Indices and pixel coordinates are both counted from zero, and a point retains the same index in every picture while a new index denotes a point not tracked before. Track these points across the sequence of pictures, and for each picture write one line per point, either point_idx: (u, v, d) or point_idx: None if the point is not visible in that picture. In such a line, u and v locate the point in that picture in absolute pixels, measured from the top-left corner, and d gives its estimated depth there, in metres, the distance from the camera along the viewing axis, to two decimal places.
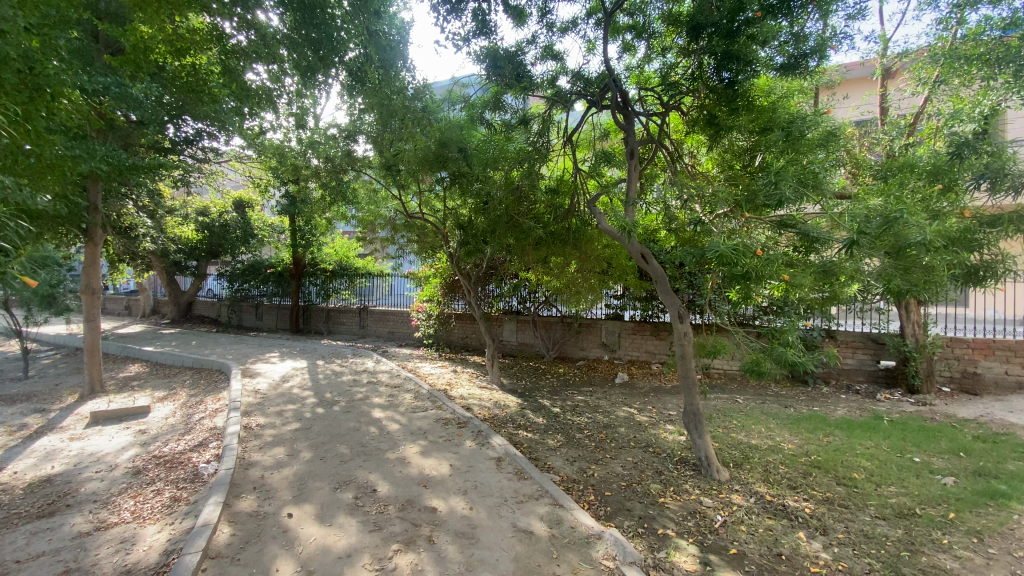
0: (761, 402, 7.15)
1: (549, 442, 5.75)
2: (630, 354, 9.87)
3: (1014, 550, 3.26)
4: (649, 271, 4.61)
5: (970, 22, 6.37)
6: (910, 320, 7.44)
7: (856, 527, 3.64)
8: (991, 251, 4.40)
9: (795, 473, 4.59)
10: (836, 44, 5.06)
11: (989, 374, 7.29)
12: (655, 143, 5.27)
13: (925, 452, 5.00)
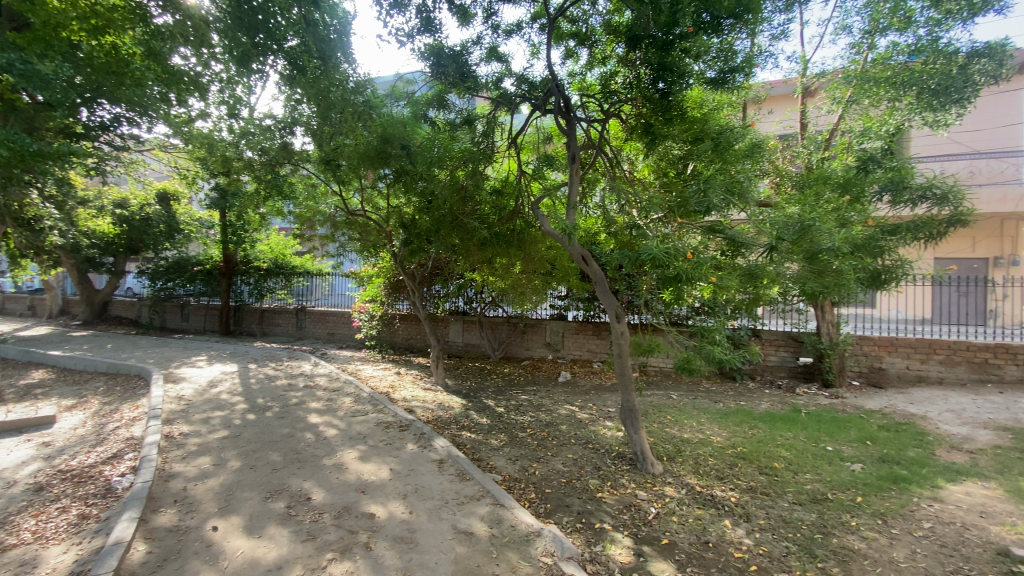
0: (693, 397, 7.52)
1: (492, 442, 5.76)
2: (572, 353, 10.09)
3: (913, 530, 3.57)
4: (589, 272, 4.71)
5: (880, 48, 7.07)
6: (825, 320, 8.04)
7: (776, 513, 3.90)
8: (892, 257, 4.86)
9: (722, 464, 4.86)
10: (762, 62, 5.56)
11: (892, 369, 8.04)
12: (596, 149, 5.42)
13: (836, 441, 5.44)
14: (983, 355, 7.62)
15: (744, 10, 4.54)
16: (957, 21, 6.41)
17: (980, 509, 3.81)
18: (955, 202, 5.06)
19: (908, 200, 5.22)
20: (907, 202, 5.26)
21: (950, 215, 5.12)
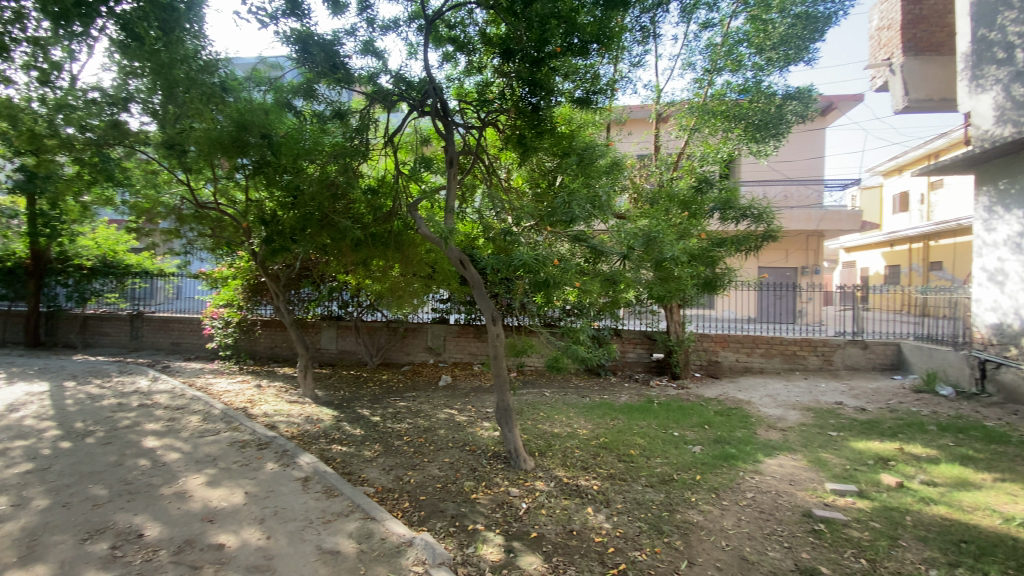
0: (564, 394, 7.98)
1: (364, 454, 5.52)
2: (452, 357, 10.10)
3: (738, 499, 4.16)
4: (466, 276, 4.75)
5: (718, 85, 8.17)
6: (673, 320, 9.04)
7: (631, 496, 4.30)
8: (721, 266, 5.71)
9: (587, 455, 5.23)
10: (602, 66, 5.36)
11: (725, 361, 9.36)
12: (474, 155, 5.49)
13: (681, 427, 6.16)
14: (793, 348, 9.20)
15: (607, 37, 4.99)
16: (776, 68, 7.75)
17: (789, 477, 4.56)
18: (767, 221, 6.18)
19: (732, 217, 6.20)
20: (733, 219, 6.22)
21: (764, 231, 6.21)
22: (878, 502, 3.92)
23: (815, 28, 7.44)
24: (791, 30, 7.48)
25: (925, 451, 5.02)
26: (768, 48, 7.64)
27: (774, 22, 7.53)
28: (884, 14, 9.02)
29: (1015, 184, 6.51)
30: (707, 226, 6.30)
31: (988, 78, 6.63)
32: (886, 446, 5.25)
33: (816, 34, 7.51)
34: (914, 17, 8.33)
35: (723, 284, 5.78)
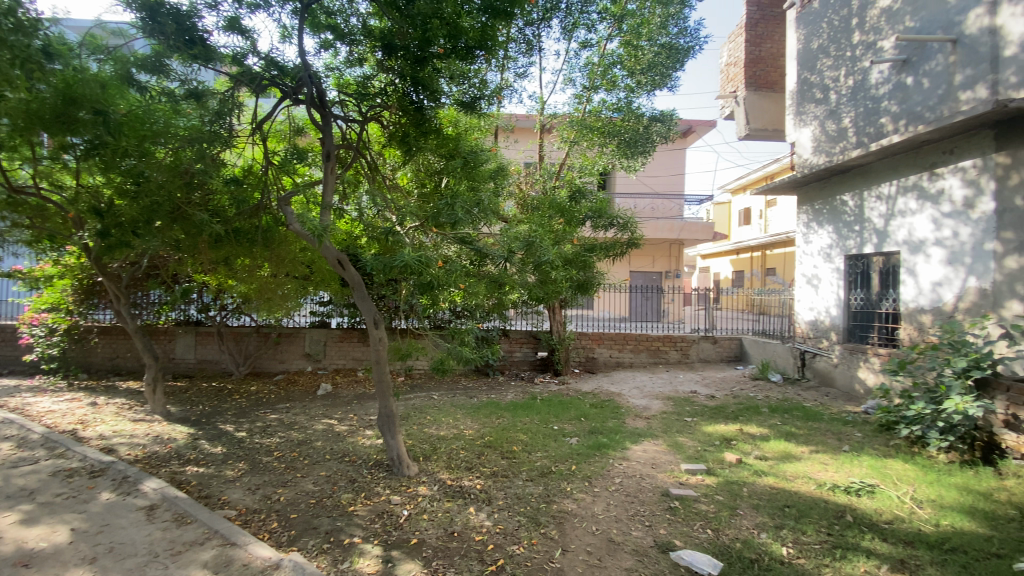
0: (451, 395, 7.97)
1: (227, 474, 4.98)
2: (332, 363, 9.53)
3: (608, 485, 4.47)
4: (346, 277, 4.51)
5: (595, 101, 8.74)
6: (556, 320, 9.48)
7: (512, 492, 4.41)
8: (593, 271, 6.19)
9: (471, 455, 5.27)
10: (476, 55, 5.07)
11: (601, 357, 10.08)
12: (354, 151, 5.22)
13: (561, 421, 6.49)
14: (657, 343, 10.19)
15: (491, 45, 5.10)
16: (644, 92, 8.55)
17: (652, 461, 5.03)
18: (632, 229, 6.74)
19: (603, 225, 6.70)
20: (603, 227, 6.76)
21: (629, 238, 6.79)
22: (722, 477, 4.48)
23: (676, 59, 8.35)
24: (656, 58, 8.29)
25: (759, 430, 5.85)
26: (638, 72, 8.39)
27: (643, 49, 8.29)
28: (731, 52, 10.39)
29: (825, 203, 7.81)
30: (581, 232, 6.74)
31: (809, 114, 7.93)
32: (730, 428, 6.03)
33: (677, 64, 8.36)
34: (754, 57, 9.72)
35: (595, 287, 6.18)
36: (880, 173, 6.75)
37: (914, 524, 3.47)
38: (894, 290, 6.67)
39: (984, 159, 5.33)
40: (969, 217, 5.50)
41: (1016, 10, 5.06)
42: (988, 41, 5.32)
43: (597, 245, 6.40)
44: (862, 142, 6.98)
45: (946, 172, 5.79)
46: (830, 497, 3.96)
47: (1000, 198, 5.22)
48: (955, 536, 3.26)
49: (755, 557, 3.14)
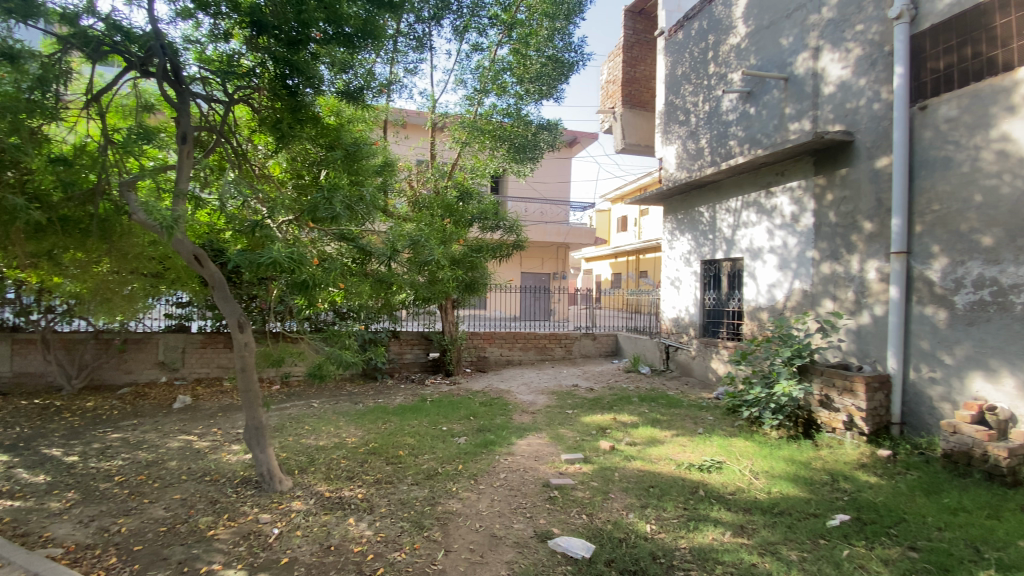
0: (334, 402, 7.53)
1: (50, 506, 4.18)
2: (190, 373, 8.47)
3: (493, 481, 4.53)
4: (204, 275, 4.04)
5: (486, 105, 8.85)
6: (449, 320, 9.35)
7: (395, 497, 4.27)
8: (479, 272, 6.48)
9: (353, 464, 5.02)
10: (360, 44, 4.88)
11: (492, 356, 10.22)
12: (218, 135, 4.66)
13: (450, 421, 6.46)
14: (544, 341, 10.61)
15: (375, 35, 4.94)
16: (532, 100, 8.86)
17: (535, 454, 5.21)
18: (517, 232, 7.32)
19: (490, 226, 7.34)
20: (491, 227, 7.36)
21: (514, 240, 7.31)
22: (597, 464, 4.79)
23: (562, 71, 8.71)
24: (543, 69, 8.61)
25: (631, 419, 6.36)
26: (527, 80, 8.66)
27: (531, 59, 8.58)
28: (610, 71, 11.17)
29: (687, 214, 8.73)
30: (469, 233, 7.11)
31: (674, 134, 8.89)
32: (606, 418, 6.47)
33: (562, 77, 8.80)
34: (629, 77, 10.58)
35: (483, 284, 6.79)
36: (730, 189, 7.70)
37: (752, 493, 3.99)
38: (739, 290, 7.66)
39: (806, 181, 6.30)
40: (795, 229, 6.47)
41: (833, 56, 5.94)
42: (811, 80, 6.27)
43: (483, 245, 6.63)
44: (715, 161, 7.95)
45: (780, 190, 6.75)
46: (687, 475, 4.43)
47: (818, 214, 6.12)
48: (783, 501, 3.82)
49: (623, 536, 3.39)
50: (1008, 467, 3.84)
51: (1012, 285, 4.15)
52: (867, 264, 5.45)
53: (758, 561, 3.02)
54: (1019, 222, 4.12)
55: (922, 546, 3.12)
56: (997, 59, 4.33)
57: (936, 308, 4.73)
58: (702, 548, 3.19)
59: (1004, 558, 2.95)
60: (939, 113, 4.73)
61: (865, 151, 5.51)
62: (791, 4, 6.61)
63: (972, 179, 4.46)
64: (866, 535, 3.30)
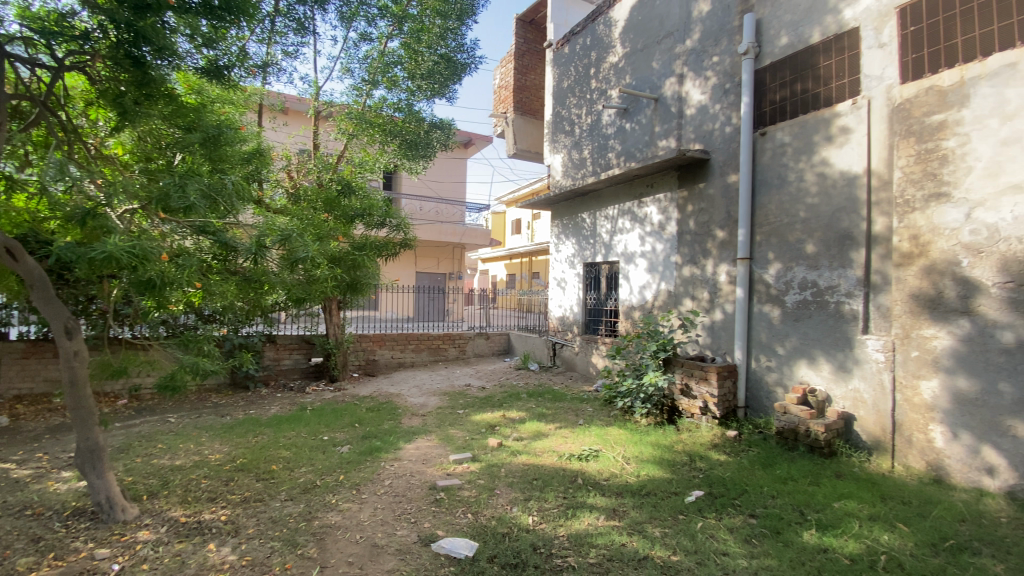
0: (196, 416, 6.71)
1: None
2: (6, 391, 6.99)
3: (376, 489, 4.36)
4: (18, 271, 3.36)
5: (375, 97, 8.51)
6: (332, 322, 8.81)
7: (265, 516, 3.91)
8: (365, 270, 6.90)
9: (217, 483, 4.52)
10: (227, 18, 4.41)
11: (381, 359, 9.85)
12: (40, 106, 3.87)
13: (332, 430, 6.10)
14: (436, 342, 10.49)
15: (243, 10, 4.43)
16: (424, 97, 8.71)
17: (423, 457, 5.12)
18: (405, 231, 7.59)
19: (376, 223, 7.39)
20: (374, 225, 7.35)
21: (403, 239, 7.61)
22: (484, 462, 4.84)
23: (453, 72, 8.68)
24: (435, 67, 8.51)
25: (519, 415, 6.53)
26: (418, 76, 8.51)
27: (423, 54, 8.43)
28: (502, 76, 11.39)
29: (571, 219, 9.21)
30: (354, 230, 7.16)
31: (560, 143, 9.37)
32: (494, 415, 6.57)
33: (454, 77, 8.77)
34: (520, 84, 10.88)
35: (367, 285, 7.00)
36: (608, 197, 8.26)
37: (624, 478, 4.32)
38: (616, 291, 8.25)
39: (671, 192, 6.97)
40: (662, 236, 7.12)
41: (694, 82, 6.64)
42: (675, 102, 6.96)
43: (367, 243, 7.00)
44: (595, 170, 8.48)
45: (650, 201, 7.39)
46: (567, 465, 4.66)
47: (680, 222, 6.80)
48: (649, 483, 4.18)
49: (506, 530, 3.46)
50: (822, 439, 4.59)
51: (826, 287, 4.95)
52: (719, 268, 6.18)
53: (627, 541, 3.27)
54: (832, 235, 4.92)
55: (760, 513, 3.60)
56: (819, 96, 5.13)
57: (771, 306, 5.51)
58: (578, 533, 3.38)
59: (821, 518, 3.49)
60: (776, 139, 5.50)
61: (719, 168, 6.23)
62: (661, 31, 7.26)
63: (798, 197, 5.25)
64: (717, 507, 3.72)
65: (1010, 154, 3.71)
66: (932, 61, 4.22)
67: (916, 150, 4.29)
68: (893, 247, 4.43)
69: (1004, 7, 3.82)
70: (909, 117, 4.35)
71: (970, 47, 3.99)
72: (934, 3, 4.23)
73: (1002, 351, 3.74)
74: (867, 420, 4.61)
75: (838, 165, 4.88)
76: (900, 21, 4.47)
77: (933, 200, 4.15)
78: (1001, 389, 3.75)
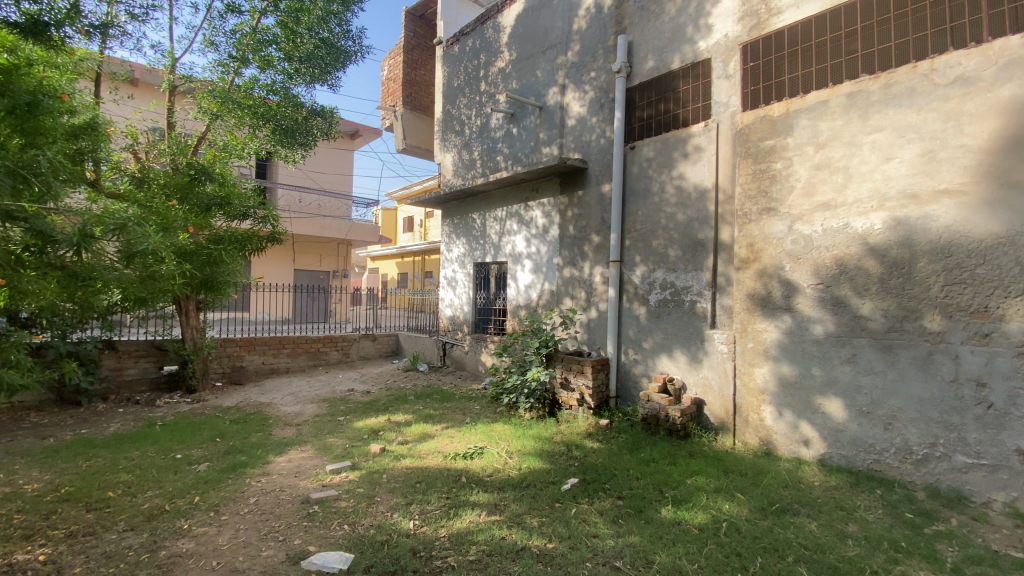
0: (5, 440, 5.55)
1: None
2: None
3: (239, 509, 3.96)
4: None
5: (244, 76, 7.71)
6: (190, 325, 7.77)
7: (98, 552, 3.34)
8: (218, 269, 6.71)
9: (32, 518, 3.77)
10: None
11: (251, 365, 8.98)
12: None
13: (187, 447, 5.43)
14: (316, 345, 9.84)
15: None
16: (302, 81, 8.15)
17: (295, 470, 4.77)
18: (272, 223, 7.28)
19: (236, 214, 6.98)
20: (235, 216, 6.97)
21: (270, 232, 7.33)
22: (364, 470, 4.65)
23: (336, 58, 8.21)
24: (316, 51, 7.97)
25: (404, 418, 6.38)
26: (296, 59, 7.89)
27: (302, 36, 7.83)
28: (390, 69, 11.04)
29: (461, 219, 9.24)
30: (210, 222, 6.74)
31: (449, 141, 9.38)
32: (379, 420, 6.34)
33: (337, 63, 8.30)
34: (409, 79, 10.63)
35: (221, 281, 6.88)
36: (496, 198, 8.42)
37: (506, 472, 4.43)
38: (504, 291, 8.43)
39: (553, 197, 7.31)
40: (545, 238, 7.43)
41: (574, 94, 7.03)
42: (557, 111, 7.31)
43: (226, 237, 6.70)
44: (484, 172, 8.60)
45: (535, 204, 7.67)
46: (451, 465, 4.65)
47: (561, 226, 7.16)
48: (529, 475, 4.34)
49: (385, 538, 3.35)
50: (679, 423, 5.12)
51: (683, 287, 5.53)
52: (595, 270, 6.61)
53: (506, 534, 3.35)
54: (688, 241, 5.51)
55: (626, 495, 3.92)
56: (679, 117, 5.72)
57: (639, 305, 6.04)
58: (459, 533, 3.38)
59: (676, 494, 3.90)
60: (643, 153, 6.03)
61: (596, 176, 6.66)
62: (545, 42, 7.56)
63: (661, 207, 5.80)
64: (589, 492, 3.98)
65: (821, 177, 4.47)
66: (766, 94, 4.92)
67: (753, 170, 4.97)
68: (735, 253, 5.09)
69: (818, 53, 4.58)
70: (748, 140, 5.03)
71: (793, 85, 4.73)
72: (768, 44, 4.94)
73: (815, 341, 4.49)
74: (715, 404, 5.25)
75: (693, 179, 5.48)
76: (742, 57, 5.15)
77: (765, 214, 4.85)
78: (813, 372, 4.49)
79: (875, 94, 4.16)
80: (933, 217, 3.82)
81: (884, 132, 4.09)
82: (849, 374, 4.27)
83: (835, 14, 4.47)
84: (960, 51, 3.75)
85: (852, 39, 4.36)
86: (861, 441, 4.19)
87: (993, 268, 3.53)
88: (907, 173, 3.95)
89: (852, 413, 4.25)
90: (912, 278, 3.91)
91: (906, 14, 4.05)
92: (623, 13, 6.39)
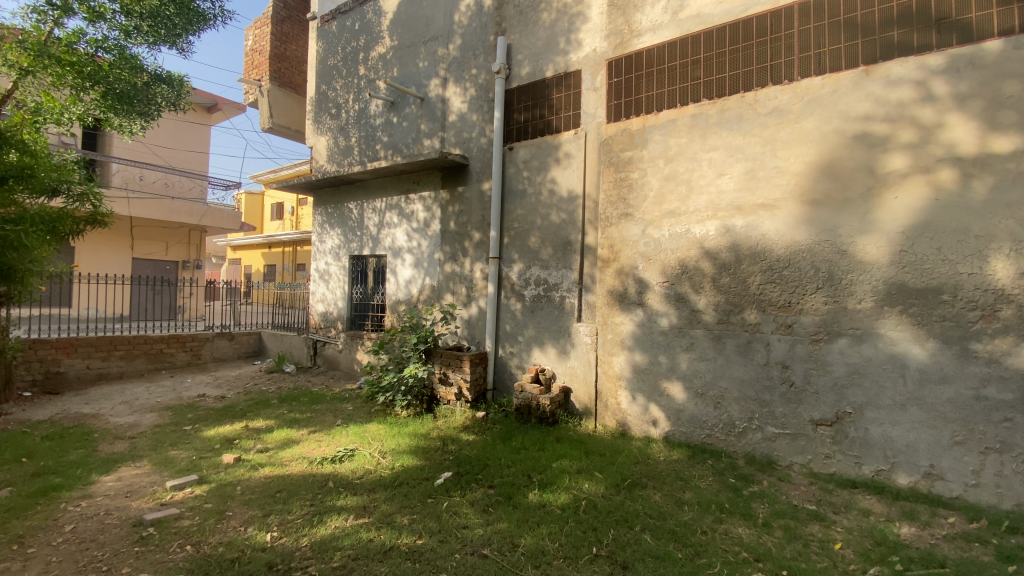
0: None
1: None
2: None
3: (52, 539, 3.34)
4: None
5: (67, 29, 6.41)
6: None
7: None
8: (20, 257, 5.48)
9: None
10: None
11: (71, 371, 7.59)
12: None
13: None
14: (159, 345, 8.63)
15: None
16: (144, 41, 7.03)
17: (125, 489, 4.14)
18: (94, 203, 6.21)
19: (42, 193, 5.82)
20: (41, 192, 5.77)
21: (90, 213, 6.26)
22: (213, 483, 4.21)
23: (189, 20, 7.16)
24: (161, 8, 6.92)
25: (265, 423, 5.88)
26: (136, 15, 6.79)
27: None
28: (255, 39, 10.01)
29: (336, 209, 8.74)
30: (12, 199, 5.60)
31: (324, 124, 8.83)
32: (234, 427, 5.77)
33: (190, 27, 7.24)
34: (277, 53, 9.74)
35: (24, 270, 5.63)
36: (374, 189, 8.10)
37: (378, 472, 4.32)
38: (382, 285, 8.17)
39: (434, 191, 7.25)
40: (426, 232, 7.34)
41: (455, 89, 7.03)
42: (438, 105, 7.24)
43: (31, 217, 5.60)
44: (362, 161, 8.22)
45: (415, 197, 7.53)
46: (319, 470, 4.41)
47: (441, 221, 7.13)
48: (402, 473, 4.27)
49: (236, 555, 3.06)
50: (549, 411, 5.43)
51: (554, 284, 5.86)
52: (474, 266, 6.71)
53: (374, 535, 3.27)
54: (559, 241, 5.84)
55: (497, 483, 4.06)
56: (552, 122, 6.01)
57: (514, 301, 6.25)
58: (322, 540, 3.22)
59: (542, 478, 4.13)
60: (520, 153, 6.24)
61: (476, 174, 6.74)
62: (426, 33, 7.43)
63: (536, 207, 6.06)
64: (461, 485, 4.03)
65: (669, 188, 5.01)
66: (628, 109, 5.38)
67: (615, 177, 5.42)
68: (599, 254, 5.51)
69: (670, 76, 5.11)
70: (611, 150, 5.47)
71: (649, 102, 5.23)
72: (630, 63, 5.40)
73: (662, 332, 5.04)
74: (579, 391, 5.65)
75: (564, 182, 5.81)
76: (608, 72, 5.56)
77: (624, 218, 5.32)
78: (661, 359, 5.04)
79: (713, 117, 4.77)
80: (753, 226, 4.50)
81: (719, 150, 4.70)
82: (689, 361, 4.87)
83: (684, 43, 5.03)
84: (776, 87, 4.45)
85: (696, 67, 4.94)
86: (697, 418, 4.81)
87: (795, 271, 4.28)
88: (735, 188, 4.60)
89: (690, 395, 4.86)
90: (737, 277, 4.58)
91: (738, 50, 4.71)
92: (503, 15, 6.54)
